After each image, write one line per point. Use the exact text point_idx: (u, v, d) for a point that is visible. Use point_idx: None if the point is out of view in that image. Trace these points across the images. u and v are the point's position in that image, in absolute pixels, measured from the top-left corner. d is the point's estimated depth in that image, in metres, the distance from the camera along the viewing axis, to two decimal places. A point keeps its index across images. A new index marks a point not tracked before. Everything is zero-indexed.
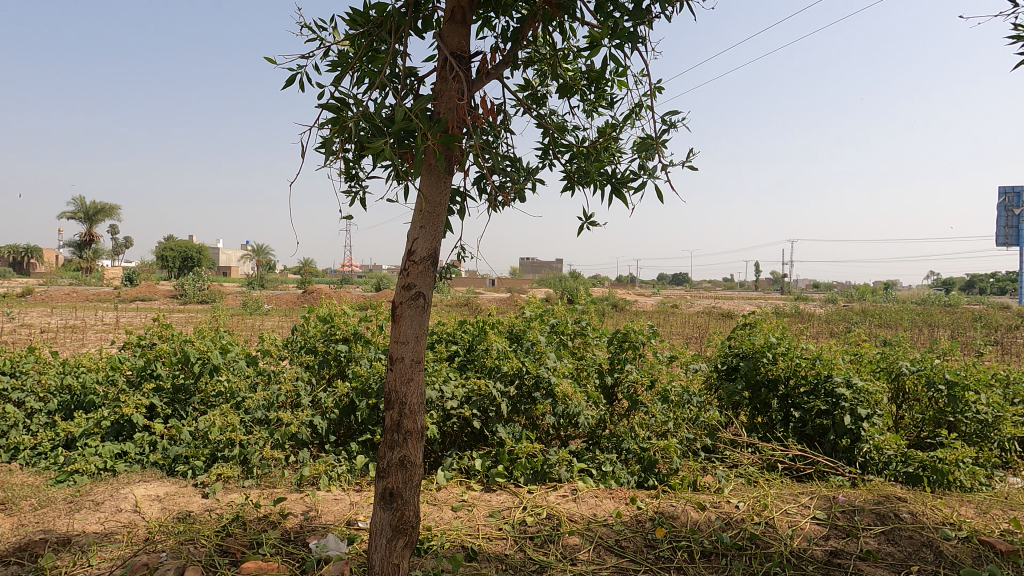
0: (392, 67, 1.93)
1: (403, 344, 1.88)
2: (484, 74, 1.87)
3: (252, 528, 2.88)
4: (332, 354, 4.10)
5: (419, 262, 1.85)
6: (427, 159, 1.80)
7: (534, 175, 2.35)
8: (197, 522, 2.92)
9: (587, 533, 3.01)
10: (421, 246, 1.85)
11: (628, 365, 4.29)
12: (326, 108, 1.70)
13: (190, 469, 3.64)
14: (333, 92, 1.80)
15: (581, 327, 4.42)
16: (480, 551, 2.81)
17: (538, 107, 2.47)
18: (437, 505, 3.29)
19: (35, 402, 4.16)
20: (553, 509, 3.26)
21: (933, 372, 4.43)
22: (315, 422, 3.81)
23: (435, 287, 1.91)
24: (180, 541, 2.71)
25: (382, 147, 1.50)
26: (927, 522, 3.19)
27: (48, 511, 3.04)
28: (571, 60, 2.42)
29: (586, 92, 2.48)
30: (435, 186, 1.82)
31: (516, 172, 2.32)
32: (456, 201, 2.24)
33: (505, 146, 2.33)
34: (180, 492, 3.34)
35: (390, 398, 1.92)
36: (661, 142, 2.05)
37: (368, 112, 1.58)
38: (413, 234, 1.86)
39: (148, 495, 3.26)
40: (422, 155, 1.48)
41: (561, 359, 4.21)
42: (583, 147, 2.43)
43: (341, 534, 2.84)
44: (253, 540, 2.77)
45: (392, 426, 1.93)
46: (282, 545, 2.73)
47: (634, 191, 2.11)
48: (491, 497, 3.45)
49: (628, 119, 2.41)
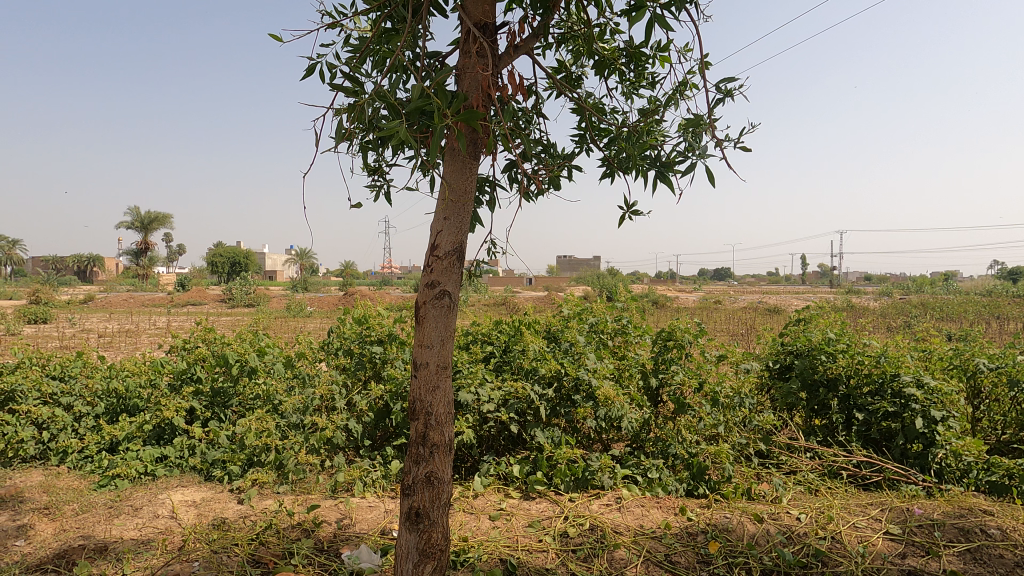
0: (412, 49, 1.80)
1: (428, 348, 1.75)
2: (511, 49, 1.71)
3: (286, 537, 2.81)
4: (367, 356, 4.01)
5: (443, 258, 1.72)
6: (450, 144, 1.67)
7: (570, 162, 2.17)
8: (231, 529, 2.87)
9: (633, 546, 2.81)
10: (445, 240, 1.71)
11: (674, 366, 4.03)
12: (341, 91, 1.59)
13: (227, 474, 3.62)
14: (349, 75, 1.68)
15: (622, 325, 4.19)
16: (520, 565, 2.64)
17: (572, 89, 2.29)
18: (474, 513, 3.16)
19: (82, 405, 4.21)
20: (597, 518, 3.07)
21: (1015, 369, 3.98)
22: (350, 426, 3.72)
23: (461, 285, 1.77)
24: (213, 549, 2.66)
25: (398, 129, 1.36)
26: (1020, 540, 2.84)
27: (89, 517, 3.06)
28: (608, 38, 2.23)
29: (625, 71, 2.27)
30: (459, 173, 1.69)
31: (550, 158, 2.15)
32: (485, 189, 2.09)
33: (537, 131, 2.16)
34: (216, 498, 3.32)
35: (414, 408, 1.79)
36: (712, 119, 1.83)
37: (384, 91, 1.46)
38: (437, 227, 1.72)
39: (185, 501, 3.24)
40: (441, 135, 1.33)
41: (602, 360, 4.00)
42: (624, 130, 2.23)
43: (375, 544, 2.72)
44: (285, 550, 2.68)
45: (417, 439, 1.80)
46: (315, 555, 2.64)
47: (682, 175, 1.90)
48: (531, 506, 3.29)
49: (672, 99, 2.20)
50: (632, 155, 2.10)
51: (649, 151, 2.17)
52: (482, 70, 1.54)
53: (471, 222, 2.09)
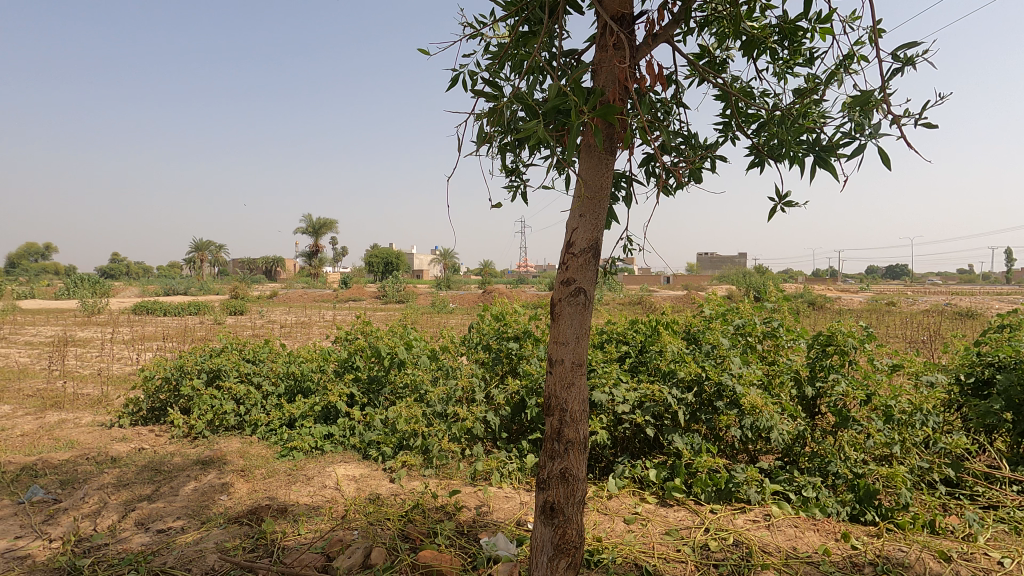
0: (549, 49, 1.82)
1: (563, 345, 1.76)
2: (650, 38, 1.65)
3: (431, 517, 3.01)
4: (504, 352, 4.16)
5: (578, 255, 1.72)
6: (586, 140, 1.66)
7: (713, 152, 2.04)
8: (385, 504, 3.15)
9: (784, 570, 2.57)
10: (580, 237, 1.71)
11: (835, 374, 3.57)
12: (482, 96, 1.65)
13: (381, 454, 3.98)
14: (489, 81, 1.75)
15: (772, 328, 3.85)
16: (657, 573, 2.55)
17: (716, 74, 2.15)
18: (608, 514, 3.12)
19: (268, 385, 4.91)
20: (742, 534, 2.86)
21: None
22: (488, 418, 3.89)
23: (596, 282, 1.75)
24: (369, 521, 2.94)
25: (536, 129, 1.38)
26: None
27: (274, 481, 3.58)
28: (758, 15, 2.06)
29: (777, 50, 2.08)
30: (595, 169, 1.67)
31: (691, 149, 2.04)
32: (622, 185, 2.05)
33: (678, 121, 2.07)
34: (372, 475, 3.67)
35: (550, 404, 1.81)
36: (888, 93, 1.60)
37: (522, 93, 1.49)
38: (572, 224, 1.73)
39: (347, 475, 3.64)
40: (577, 132, 1.32)
41: (748, 365, 3.71)
42: (776, 114, 2.04)
43: (511, 534, 2.82)
44: (430, 529, 2.88)
45: (553, 435, 1.81)
46: (456, 538, 2.80)
47: (848, 159, 1.68)
48: (668, 513, 3.16)
49: (835, 74, 1.96)
50: (786, 141, 1.92)
51: (806, 135, 1.96)
52: (620, 62, 1.50)
53: (608, 218, 2.06)
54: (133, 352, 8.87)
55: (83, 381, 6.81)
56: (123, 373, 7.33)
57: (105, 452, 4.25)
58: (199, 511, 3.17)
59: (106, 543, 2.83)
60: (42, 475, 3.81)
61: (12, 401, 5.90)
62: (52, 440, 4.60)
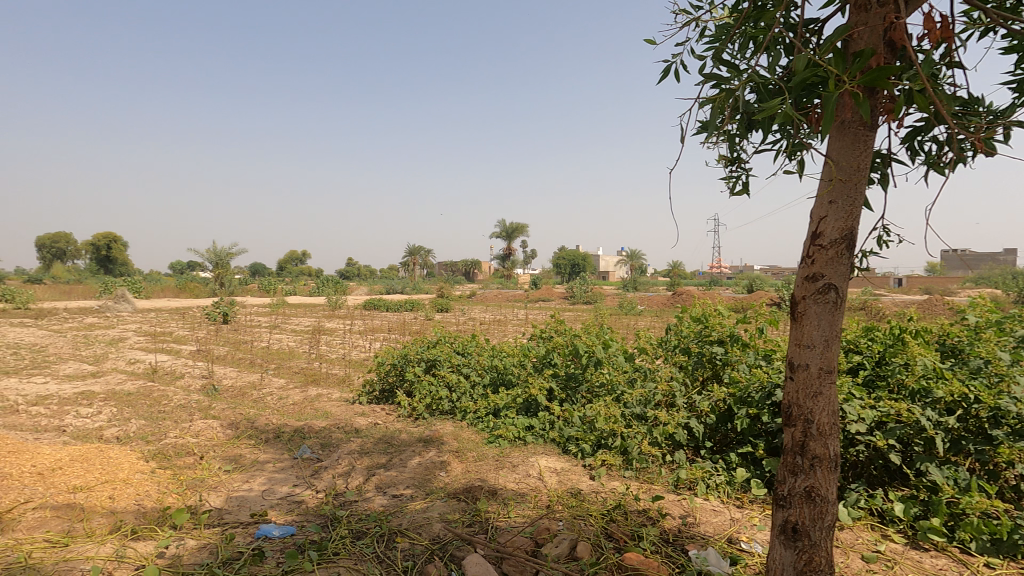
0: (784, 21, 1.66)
1: (808, 348, 1.59)
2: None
3: (633, 519, 2.96)
4: (707, 356, 3.95)
5: (828, 246, 1.54)
6: (838, 117, 1.48)
7: (1005, 118, 1.64)
8: (586, 500, 3.20)
9: None
10: (830, 226, 1.53)
11: None
12: (710, 81, 1.56)
13: (580, 450, 4.03)
14: (715, 65, 1.65)
15: None
16: None
17: (1008, 20, 1.73)
18: (840, 548, 2.73)
19: (475, 375, 5.35)
20: None
21: None
22: (691, 424, 3.70)
23: (850, 278, 1.56)
24: (573, 514, 3.00)
25: (781, 107, 1.25)
26: None
27: (484, 464, 3.88)
28: None
29: None
30: (849, 148, 1.49)
31: (972, 116, 1.67)
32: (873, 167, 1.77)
33: (952, 84, 1.71)
34: (573, 470, 3.75)
35: (791, 413, 1.65)
36: None
37: (761, 71, 1.37)
38: (820, 212, 1.56)
39: (549, 467, 3.78)
40: (836, 106, 1.17)
41: None
42: None
43: (722, 551, 2.64)
44: (634, 532, 2.83)
45: (795, 448, 1.65)
46: (662, 545, 2.71)
47: None
48: (921, 559, 2.65)
49: None
50: None
51: None
52: None
53: None
54: (366, 341, 10.43)
55: (332, 363, 8.21)
56: (359, 359, 8.66)
57: (350, 423, 5.05)
58: (424, 484, 3.58)
59: (356, 500, 3.36)
60: (308, 438, 4.69)
61: (286, 376, 7.37)
62: (313, 410, 5.62)
